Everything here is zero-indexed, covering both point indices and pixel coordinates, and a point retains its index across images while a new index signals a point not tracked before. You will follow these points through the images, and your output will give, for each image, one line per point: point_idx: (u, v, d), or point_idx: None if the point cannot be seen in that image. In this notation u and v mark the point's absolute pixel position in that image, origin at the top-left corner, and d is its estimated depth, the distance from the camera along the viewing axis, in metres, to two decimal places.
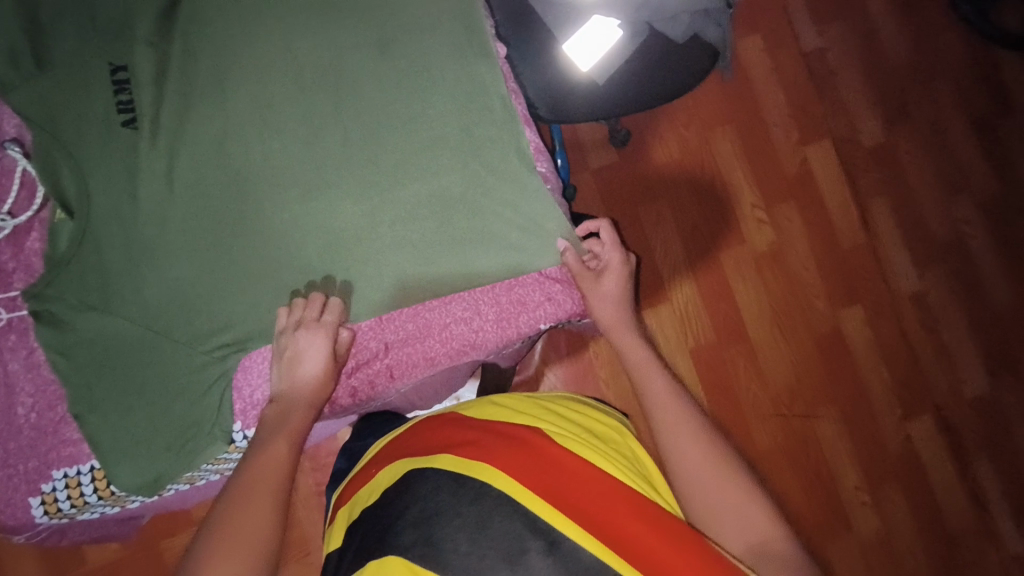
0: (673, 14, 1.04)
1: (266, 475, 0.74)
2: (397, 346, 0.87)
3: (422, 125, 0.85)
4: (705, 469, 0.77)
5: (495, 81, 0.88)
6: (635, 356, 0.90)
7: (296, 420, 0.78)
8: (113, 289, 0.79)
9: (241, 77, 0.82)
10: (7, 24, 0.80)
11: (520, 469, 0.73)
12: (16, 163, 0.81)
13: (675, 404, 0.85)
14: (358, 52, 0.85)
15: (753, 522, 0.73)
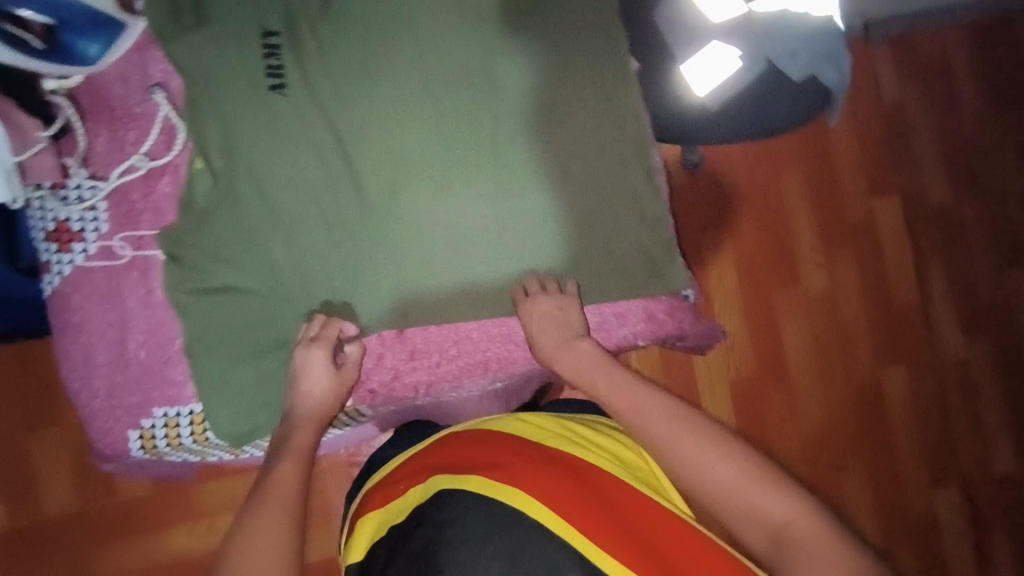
0: (794, 52, 1.04)
1: (288, 489, 0.78)
2: (500, 342, 0.92)
3: (559, 137, 0.87)
4: (714, 466, 0.76)
5: (632, 102, 0.89)
6: (620, 386, 0.86)
7: (304, 442, 0.81)
8: (235, 245, 0.81)
9: (388, 60, 0.84)
10: None
11: (552, 499, 0.78)
12: (159, 109, 0.83)
13: (657, 407, 0.83)
14: (501, 52, 0.87)
15: (779, 517, 0.72)
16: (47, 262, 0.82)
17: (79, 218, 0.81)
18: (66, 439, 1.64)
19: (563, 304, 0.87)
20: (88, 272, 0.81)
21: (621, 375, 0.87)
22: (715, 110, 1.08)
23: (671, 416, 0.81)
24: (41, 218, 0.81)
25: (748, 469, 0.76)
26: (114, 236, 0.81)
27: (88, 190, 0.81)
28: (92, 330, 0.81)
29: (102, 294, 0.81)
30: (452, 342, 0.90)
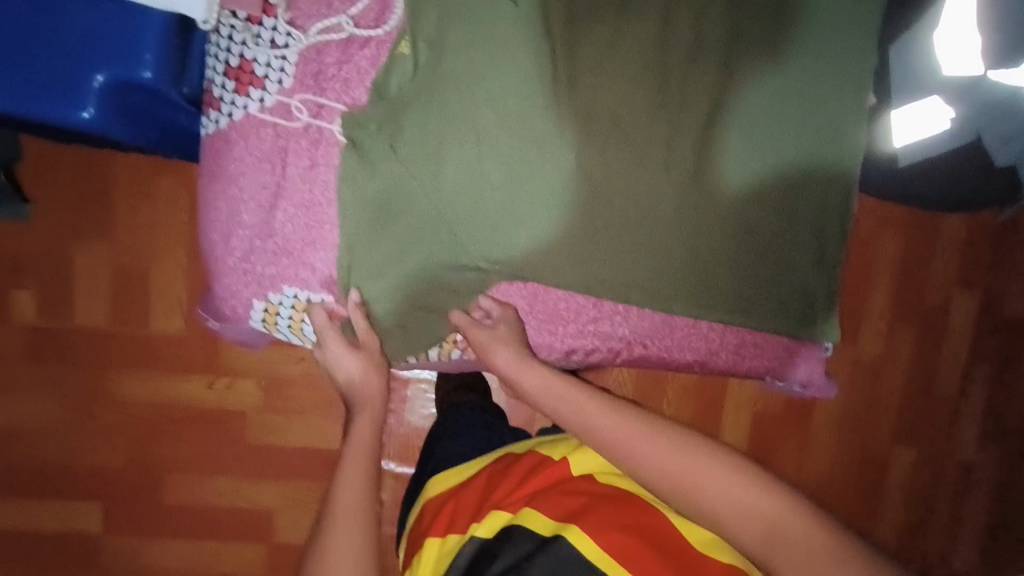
0: (1010, 137, 0.98)
1: (359, 465, 0.82)
2: (638, 336, 0.88)
3: (771, 150, 0.81)
4: (681, 460, 0.75)
5: (858, 140, 0.82)
6: (586, 396, 0.82)
7: (363, 427, 0.85)
8: (416, 152, 0.75)
9: (632, 13, 0.76)
10: None
11: (592, 525, 0.78)
12: None
13: (626, 417, 0.79)
14: (748, 42, 0.79)
15: (767, 514, 0.70)
16: (216, 100, 0.75)
17: (265, 64, 0.73)
18: (108, 252, 1.54)
19: (513, 327, 0.83)
20: (257, 124, 0.75)
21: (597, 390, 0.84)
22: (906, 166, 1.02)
23: (616, 409, 0.81)
24: (225, 49, 0.72)
25: (716, 464, 0.75)
26: (295, 95, 0.74)
27: (283, 35, 0.73)
28: (244, 186, 0.76)
29: (266, 153, 0.75)
30: (591, 319, 0.86)
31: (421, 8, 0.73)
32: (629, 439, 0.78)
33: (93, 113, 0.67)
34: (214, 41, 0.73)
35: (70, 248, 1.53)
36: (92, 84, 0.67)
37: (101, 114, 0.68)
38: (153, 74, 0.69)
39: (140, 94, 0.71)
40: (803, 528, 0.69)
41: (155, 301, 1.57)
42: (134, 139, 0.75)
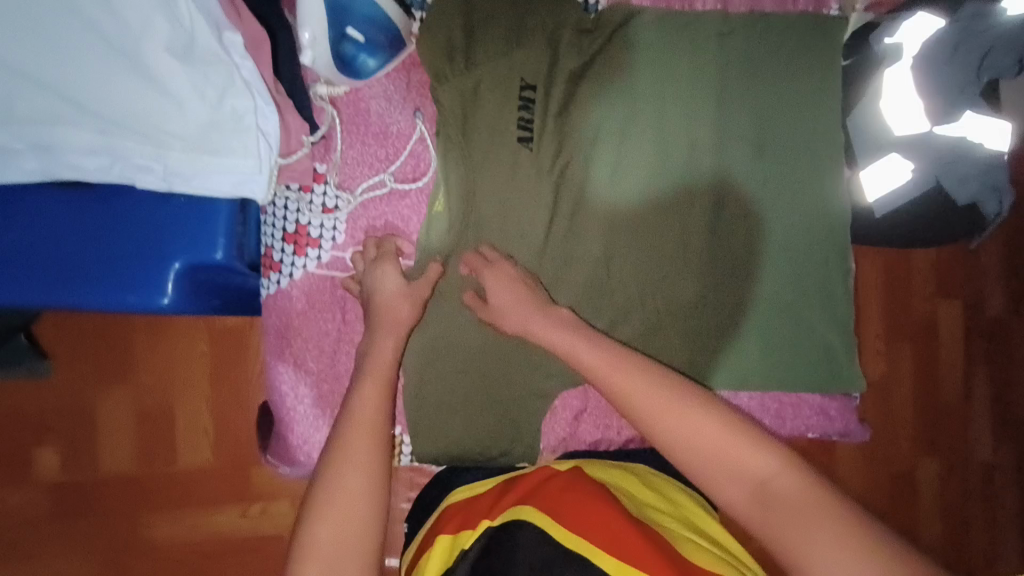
0: None
1: (366, 429, 0.68)
2: None
3: (771, 230, 0.90)
4: (689, 422, 0.66)
5: (841, 211, 0.92)
6: (585, 333, 0.75)
7: (383, 359, 0.73)
8: (460, 281, 0.84)
9: (631, 134, 0.87)
10: (450, 14, 0.81)
11: (605, 540, 0.61)
12: (414, 132, 0.83)
13: (630, 364, 0.72)
14: (734, 144, 0.89)
15: (762, 470, 0.62)
16: (276, 263, 0.81)
17: (318, 226, 0.81)
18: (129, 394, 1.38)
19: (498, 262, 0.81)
20: (318, 279, 0.81)
21: (571, 319, 0.77)
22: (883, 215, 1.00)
23: (629, 360, 0.72)
24: (282, 220, 0.80)
25: (717, 418, 0.66)
26: (348, 248, 0.82)
27: (334, 198, 0.81)
28: (309, 335, 0.81)
29: (327, 304, 0.82)
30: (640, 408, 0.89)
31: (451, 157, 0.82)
32: (667, 418, 0.67)
33: (171, 298, 0.73)
34: (270, 213, 0.80)
35: (89, 395, 1.36)
36: (169, 272, 0.72)
37: (178, 298, 0.73)
38: (221, 254, 0.74)
39: (210, 271, 0.76)
40: (794, 489, 0.60)
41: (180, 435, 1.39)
42: (205, 311, 0.79)
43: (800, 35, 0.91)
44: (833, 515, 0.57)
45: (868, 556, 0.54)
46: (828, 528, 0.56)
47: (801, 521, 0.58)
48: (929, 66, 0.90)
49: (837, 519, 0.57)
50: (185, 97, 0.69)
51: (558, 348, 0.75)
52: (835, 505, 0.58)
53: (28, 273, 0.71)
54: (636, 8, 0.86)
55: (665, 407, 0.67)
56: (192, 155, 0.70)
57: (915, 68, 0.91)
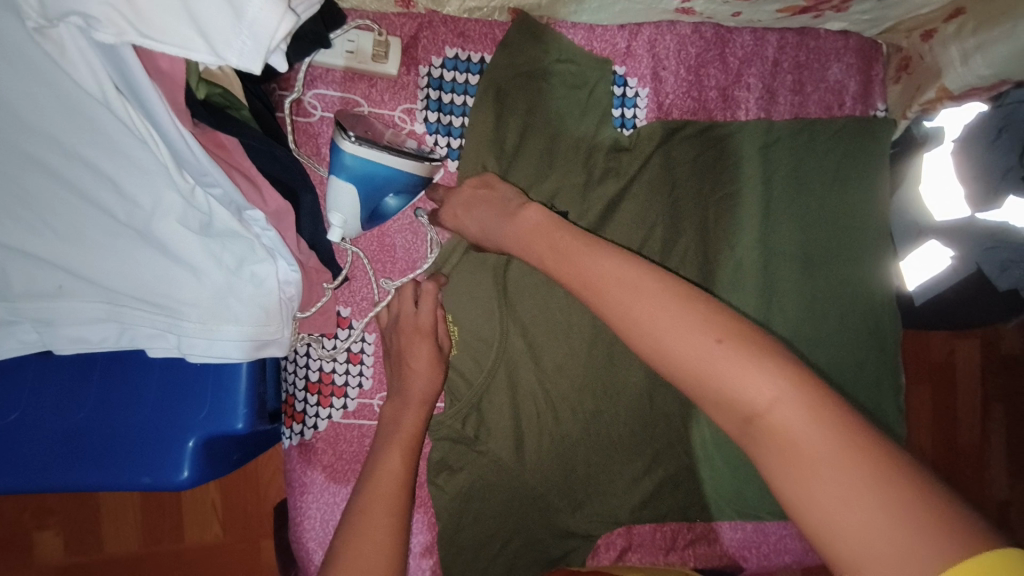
0: None
1: (388, 493, 0.62)
2: (735, 553, 0.87)
3: (820, 353, 0.85)
4: (685, 343, 0.47)
5: (893, 323, 0.86)
6: (565, 251, 0.58)
7: (409, 425, 0.67)
8: (494, 425, 0.78)
9: (671, 256, 0.81)
10: (480, 143, 0.75)
11: None
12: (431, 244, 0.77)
13: (619, 262, 0.55)
14: (780, 261, 0.84)
15: (752, 400, 0.43)
16: (299, 413, 0.76)
17: (343, 372, 0.76)
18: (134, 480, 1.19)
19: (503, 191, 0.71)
20: (344, 429, 0.76)
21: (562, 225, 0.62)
22: (921, 304, 0.86)
23: (603, 258, 0.56)
24: (304, 369, 0.75)
25: (717, 342, 0.46)
26: (377, 394, 0.76)
27: (359, 340, 0.76)
28: (337, 489, 0.75)
29: (354, 456, 0.76)
30: (688, 540, 0.86)
31: (480, 289, 0.77)
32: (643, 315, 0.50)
33: (191, 471, 0.66)
34: (291, 362, 0.76)
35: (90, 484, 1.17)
36: (187, 447, 0.66)
37: (198, 471, 0.67)
38: (242, 422, 0.68)
39: (231, 437, 0.69)
40: (807, 433, 0.41)
41: (187, 513, 1.19)
42: (224, 470, 0.72)
43: (846, 143, 0.85)
44: (830, 451, 0.40)
45: (876, 493, 0.38)
46: (840, 474, 0.39)
47: (813, 478, 0.40)
48: (971, 143, 0.75)
49: (862, 471, 0.39)
50: (202, 266, 0.62)
51: (546, 265, 0.60)
52: (868, 445, 0.40)
53: (31, 455, 0.65)
54: (678, 121, 0.81)
55: (668, 321, 0.48)
56: (211, 324, 0.64)
57: (953, 153, 0.77)
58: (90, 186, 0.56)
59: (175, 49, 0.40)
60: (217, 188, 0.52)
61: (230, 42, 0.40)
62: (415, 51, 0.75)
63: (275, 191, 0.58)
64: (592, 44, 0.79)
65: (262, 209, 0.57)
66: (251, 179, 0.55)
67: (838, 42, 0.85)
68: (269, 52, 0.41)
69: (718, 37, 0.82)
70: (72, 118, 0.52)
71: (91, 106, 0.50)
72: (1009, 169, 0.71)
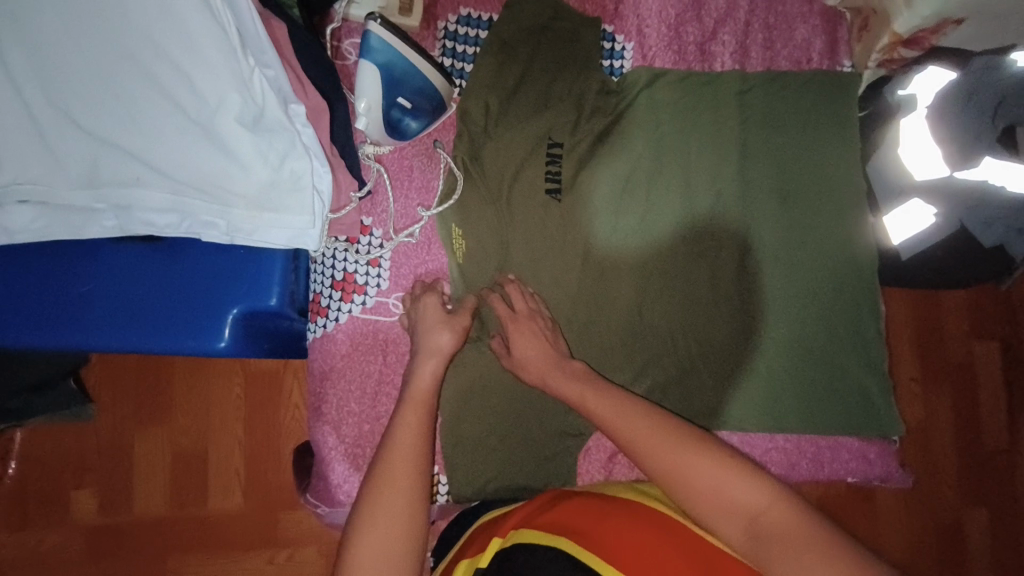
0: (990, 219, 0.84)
1: None
2: None
3: (797, 283, 0.92)
4: (686, 460, 0.66)
5: (867, 253, 0.93)
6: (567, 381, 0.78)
7: None
8: (496, 329, 0.86)
9: (656, 186, 0.92)
10: (487, 83, 0.89)
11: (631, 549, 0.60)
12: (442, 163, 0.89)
13: (637, 412, 0.73)
14: (758, 192, 0.93)
15: (704, 479, 0.64)
16: (323, 308, 0.85)
17: (364, 273, 0.86)
18: (165, 439, 1.24)
19: (534, 311, 0.84)
20: (362, 323, 0.85)
21: (582, 371, 0.80)
22: (908, 256, 0.94)
23: (623, 404, 0.74)
24: (330, 268, 0.85)
25: (678, 435, 0.68)
26: (393, 294, 0.86)
27: (379, 247, 0.86)
28: (353, 377, 0.85)
29: (370, 348, 0.86)
30: None
31: (485, 206, 0.88)
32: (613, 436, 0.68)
33: (228, 340, 0.76)
34: (318, 263, 0.86)
35: (123, 440, 1.23)
36: (230, 313, 0.77)
37: (234, 341, 0.77)
38: (276, 299, 0.78)
39: (265, 316, 0.80)
40: (750, 498, 0.62)
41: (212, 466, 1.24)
42: (255, 353, 0.82)
43: (815, 91, 0.96)
44: (764, 508, 0.61)
45: (802, 534, 0.58)
46: (778, 518, 0.60)
47: (772, 537, 0.59)
48: (949, 109, 0.82)
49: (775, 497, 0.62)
50: (252, 157, 0.75)
51: (551, 385, 0.80)
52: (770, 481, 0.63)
53: (99, 318, 0.76)
54: (661, 69, 0.93)
55: (681, 444, 0.67)
56: (254, 212, 0.77)
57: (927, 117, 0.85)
58: (172, 83, 0.71)
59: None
60: (270, 69, 0.73)
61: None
62: (435, 9, 0.91)
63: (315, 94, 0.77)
64: (584, 6, 0.94)
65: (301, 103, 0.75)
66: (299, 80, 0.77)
67: (803, 8, 0.98)
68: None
69: (694, 2, 0.95)
70: (171, 28, 0.70)
71: (186, 9, 0.69)
72: (985, 131, 0.80)
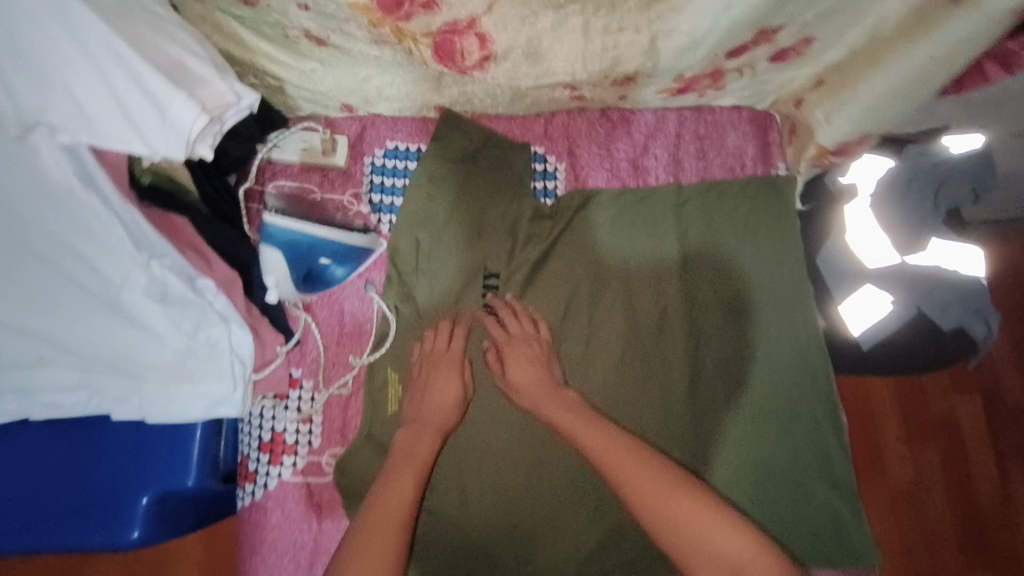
0: (944, 303, 0.80)
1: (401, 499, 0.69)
2: None
3: (759, 360, 0.89)
4: (674, 504, 0.68)
5: (825, 364, 0.88)
6: (566, 408, 0.77)
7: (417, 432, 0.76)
8: (437, 482, 0.83)
9: (597, 309, 0.89)
10: (415, 220, 0.87)
11: None
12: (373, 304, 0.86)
13: (626, 444, 0.73)
14: (703, 308, 0.91)
15: (693, 516, 0.67)
16: (251, 473, 0.80)
17: (294, 432, 0.81)
18: None
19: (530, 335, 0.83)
20: (292, 487, 0.80)
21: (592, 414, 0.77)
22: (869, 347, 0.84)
23: (608, 435, 0.74)
24: (257, 429, 0.81)
25: (664, 467, 0.71)
26: (325, 452, 0.81)
27: (308, 401, 0.82)
28: (285, 549, 0.79)
29: (302, 513, 0.80)
30: None
31: (420, 344, 0.84)
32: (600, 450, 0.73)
33: (141, 531, 0.71)
34: (246, 424, 0.82)
35: None
36: (140, 503, 0.71)
37: (148, 530, 0.71)
38: (193, 478, 0.73)
39: (183, 496, 0.74)
40: (740, 534, 0.66)
41: None
42: (177, 532, 0.76)
43: (754, 199, 0.94)
44: (754, 554, 0.65)
45: None
46: None
47: None
48: (890, 196, 0.82)
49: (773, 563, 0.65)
50: (164, 332, 0.71)
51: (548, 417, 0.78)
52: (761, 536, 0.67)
53: (7, 515, 0.71)
54: (594, 189, 0.92)
55: (674, 514, 0.67)
56: (168, 385, 0.71)
57: (872, 203, 0.84)
58: (70, 265, 0.67)
59: (120, 142, 0.54)
60: (165, 257, 0.66)
61: (157, 135, 0.53)
62: (359, 145, 0.89)
63: (223, 263, 0.71)
64: (511, 131, 0.93)
65: (208, 278, 0.69)
66: (201, 253, 0.69)
67: (732, 115, 0.97)
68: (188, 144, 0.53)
69: (622, 118, 0.94)
70: (59, 214, 0.64)
71: (66, 204, 0.63)
72: (928, 213, 0.81)
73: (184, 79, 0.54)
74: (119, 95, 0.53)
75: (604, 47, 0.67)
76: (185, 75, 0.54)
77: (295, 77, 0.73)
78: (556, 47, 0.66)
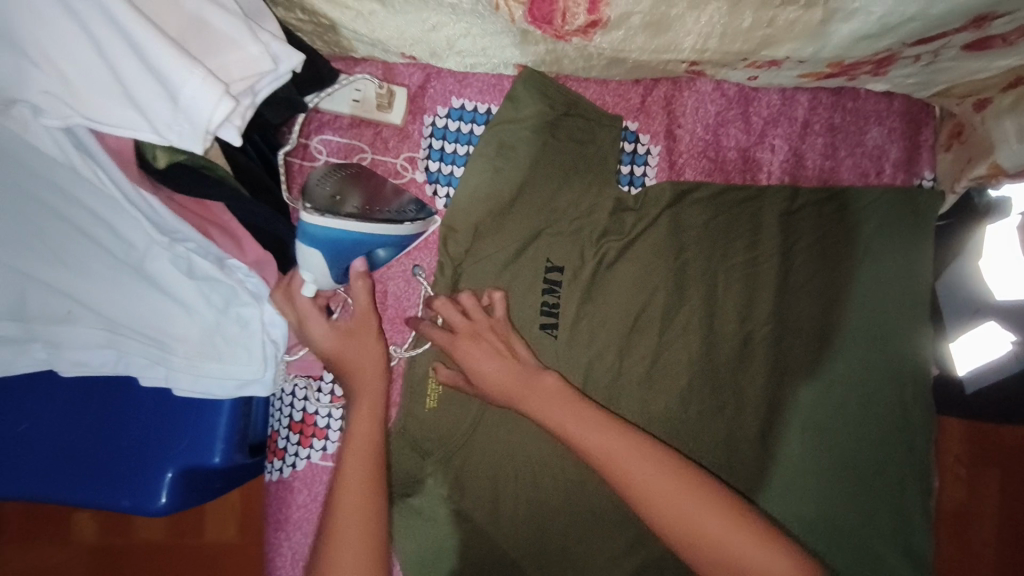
0: None
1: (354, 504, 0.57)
2: None
3: (816, 384, 0.77)
4: (696, 512, 0.60)
5: (925, 420, 0.77)
6: (563, 407, 0.65)
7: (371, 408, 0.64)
8: (468, 487, 0.75)
9: (672, 324, 0.77)
10: (477, 197, 0.75)
11: None
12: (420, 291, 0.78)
13: (633, 438, 0.63)
14: (796, 338, 0.77)
15: (714, 533, 0.59)
16: (280, 450, 0.77)
17: (326, 415, 0.77)
18: None
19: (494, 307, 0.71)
20: (321, 470, 0.77)
21: (609, 414, 0.66)
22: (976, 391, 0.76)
23: (627, 438, 0.63)
24: (289, 408, 0.77)
25: (688, 487, 0.61)
26: None
27: (341, 385, 0.77)
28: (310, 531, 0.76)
29: (329, 498, 0.76)
30: None
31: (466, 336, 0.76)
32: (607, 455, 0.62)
33: (169, 498, 0.68)
34: (278, 399, 0.78)
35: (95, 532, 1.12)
36: (166, 475, 0.68)
37: (175, 498, 0.69)
38: (221, 456, 0.70)
39: (210, 470, 0.71)
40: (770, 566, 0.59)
41: None
42: (205, 498, 0.74)
43: (885, 216, 0.78)
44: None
45: None
46: None
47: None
48: None
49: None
50: (193, 304, 0.65)
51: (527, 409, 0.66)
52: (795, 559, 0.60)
53: (37, 464, 0.69)
54: (691, 183, 0.77)
55: (698, 523, 0.59)
56: (195, 362, 0.66)
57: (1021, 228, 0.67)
58: (87, 228, 0.59)
59: (124, 131, 0.40)
60: (190, 242, 0.57)
61: (169, 126, 0.39)
62: (421, 100, 0.76)
63: (257, 245, 0.64)
64: (602, 98, 0.77)
65: (240, 259, 0.62)
66: (229, 231, 0.61)
67: (880, 105, 0.78)
68: (210, 136, 0.39)
69: (741, 96, 0.77)
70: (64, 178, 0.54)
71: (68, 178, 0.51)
72: None
73: (204, 46, 0.41)
74: (111, 65, 0.38)
75: (753, 24, 0.50)
76: (205, 38, 0.41)
77: (355, 21, 0.60)
78: (689, 18, 0.51)
